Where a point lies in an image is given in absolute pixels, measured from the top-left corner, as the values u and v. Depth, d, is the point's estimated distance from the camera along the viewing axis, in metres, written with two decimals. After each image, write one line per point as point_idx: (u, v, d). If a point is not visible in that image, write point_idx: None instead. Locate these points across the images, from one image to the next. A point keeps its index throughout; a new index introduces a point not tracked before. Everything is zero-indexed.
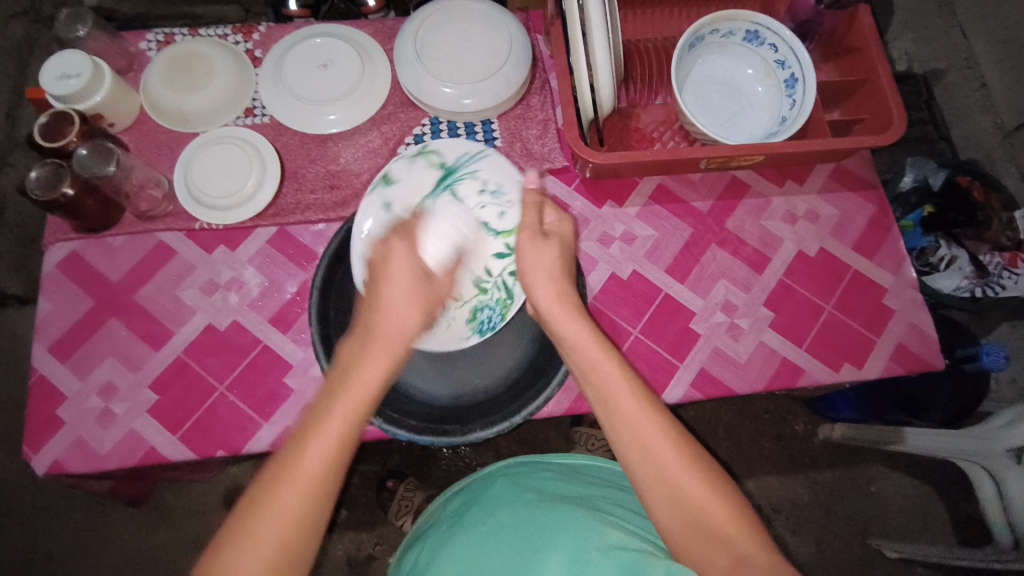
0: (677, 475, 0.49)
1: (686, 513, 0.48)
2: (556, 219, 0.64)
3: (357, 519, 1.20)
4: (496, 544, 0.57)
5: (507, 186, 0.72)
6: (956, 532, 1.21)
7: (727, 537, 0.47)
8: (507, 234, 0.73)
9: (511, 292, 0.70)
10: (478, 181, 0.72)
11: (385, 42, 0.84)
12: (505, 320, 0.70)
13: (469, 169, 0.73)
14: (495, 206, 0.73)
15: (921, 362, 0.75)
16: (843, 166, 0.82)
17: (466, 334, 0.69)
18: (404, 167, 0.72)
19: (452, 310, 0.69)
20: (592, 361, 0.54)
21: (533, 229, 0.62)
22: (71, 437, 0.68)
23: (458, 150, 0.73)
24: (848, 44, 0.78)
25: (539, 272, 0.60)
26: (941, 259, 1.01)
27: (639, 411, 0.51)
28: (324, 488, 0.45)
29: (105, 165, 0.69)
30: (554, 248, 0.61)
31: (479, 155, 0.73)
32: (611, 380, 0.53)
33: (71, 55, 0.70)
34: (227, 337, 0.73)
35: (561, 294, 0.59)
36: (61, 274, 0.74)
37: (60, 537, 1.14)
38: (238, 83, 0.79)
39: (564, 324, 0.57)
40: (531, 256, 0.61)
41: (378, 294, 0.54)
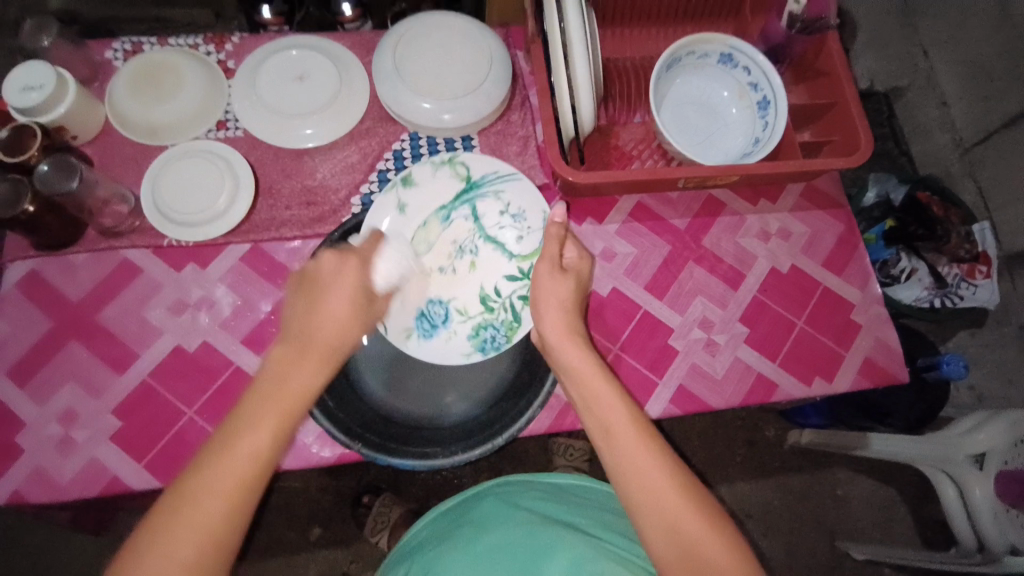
0: (672, 506, 0.49)
1: (680, 542, 0.48)
2: (576, 256, 0.66)
3: (333, 537, 1.17)
4: (487, 567, 0.57)
5: (528, 211, 0.73)
6: (920, 534, 1.26)
7: (719, 567, 0.47)
8: (523, 258, 0.73)
9: (517, 316, 0.70)
10: (500, 202, 0.74)
11: (363, 55, 0.83)
12: (509, 343, 0.69)
13: (493, 188, 0.74)
14: (514, 230, 0.74)
15: (886, 375, 0.77)
16: (813, 185, 0.85)
17: (466, 350, 0.69)
18: (427, 172, 0.73)
19: (455, 323, 0.71)
20: (594, 392, 0.55)
21: (552, 259, 0.64)
22: (28, 466, 0.65)
23: (485, 167, 0.74)
24: (816, 68, 0.81)
25: (551, 300, 0.61)
26: (901, 271, 1.05)
27: (637, 446, 0.52)
28: (240, 510, 0.44)
29: (67, 180, 0.66)
30: (570, 281, 0.63)
31: (508, 177, 0.74)
32: (612, 412, 0.54)
33: (37, 66, 0.68)
34: (197, 359, 0.71)
35: (569, 326, 0.60)
36: (18, 294, 0.71)
37: (13, 566, 1.08)
38: (209, 96, 0.76)
39: (570, 355, 0.58)
40: (546, 284, 0.62)
41: (319, 300, 0.53)
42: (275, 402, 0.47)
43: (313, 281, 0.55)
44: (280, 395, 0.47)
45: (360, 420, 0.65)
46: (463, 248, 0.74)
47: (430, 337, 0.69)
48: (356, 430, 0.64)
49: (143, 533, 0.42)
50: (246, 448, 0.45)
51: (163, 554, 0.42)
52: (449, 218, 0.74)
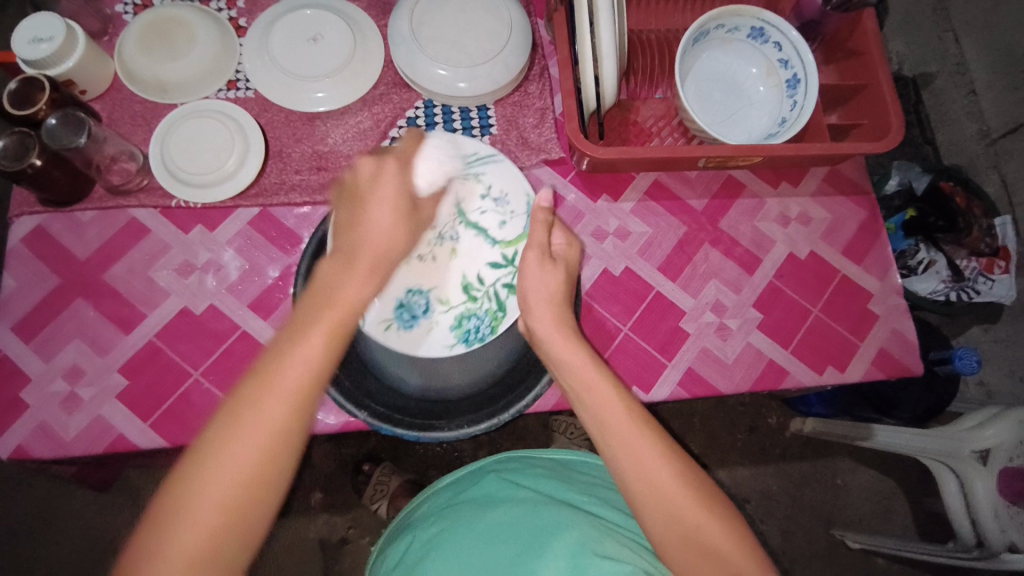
0: (673, 494, 0.48)
1: (682, 531, 0.48)
2: (564, 244, 0.64)
3: (333, 503, 1.19)
4: (490, 546, 0.56)
5: (510, 194, 0.71)
6: (917, 528, 1.26)
7: (722, 555, 0.47)
8: (506, 244, 0.71)
9: (500, 304, 0.69)
10: (480, 185, 0.71)
11: (379, 17, 0.80)
12: (494, 333, 0.68)
13: (473, 171, 0.71)
14: (496, 214, 0.71)
15: (900, 367, 0.76)
16: (837, 170, 0.82)
17: (449, 341, 0.67)
18: None
19: (436, 314, 0.68)
20: (586, 381, 0.54)
21: (540, 247, 0.62)
22: (35, 421, 0.65)
23: (462, 148, 0.71)
24: (849, 47, 0.77)
25: (540, 294, 0.59)
26: (919, 262, 1.02)
27: (632, 432, 0.50)
28: (301, 411, 0.44)
29: (75, 135, 0.65)
30: (561, 272, 0.61)
31: (489, 158, 0.71)
32: (605, 400, 0.52)
33: (42, 16, 0.65)
34: (204, 322, 0.70)
35: (557, 319, 0.58)
36: (26, 250, 0.70)
37: (22, 517, 1.11)
38: (221, 53, 0.74)
39: (561, 349, 0.56)
40: (534, 277, 0.60)
41: (379, 201, 0.55)
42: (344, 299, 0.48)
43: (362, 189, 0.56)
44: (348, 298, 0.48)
45: (365, 388, 0.65)
46: (443, 235, 0.71)
47: (410, 327, 0.66)
48: (362, 399, 0.63)
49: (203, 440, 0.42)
50: (312, 348, 0.45)
51: (225, 459, 0.41)
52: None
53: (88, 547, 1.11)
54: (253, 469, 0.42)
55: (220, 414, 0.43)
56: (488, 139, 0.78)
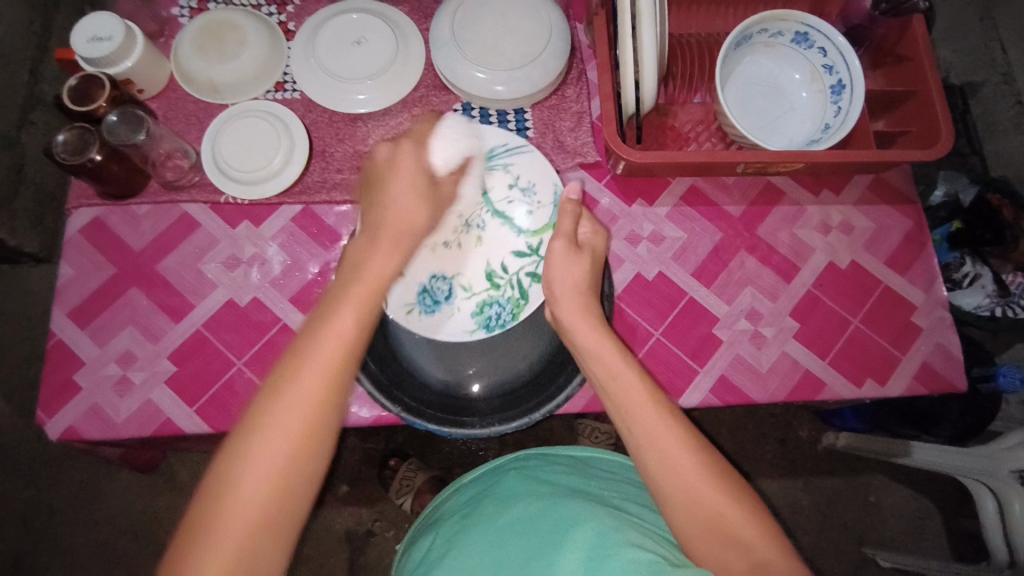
0: (697, 483, 0.48)
1: (705, 521, 0.48)
2: (589, 232, 0.65)
3: (360, 496, 1.21)
4: (512, 540, 0.57)
5: (538, 184, 0.73)
6: (952, 549, 1.22)
7: (745, 542, 0.47)
8: (532, 233, 0.72)
9: (524, 292, 0.70)
10: (509, 175, 0.73)
11: (420, 21, 0.82)
12: (515, 320, 0.69)
13: (502, 161, 0.73)
14: (523, 203, 0.73)
15: (944, 383, 0.74)
16: (881, 178, 0.80)
17: (470, 327, 0.68)
18: None
19: (458, 300, 0.69)
20: (611, 369, 0.54)
21: (567, 237, 0.64)
22: (89, 403, 0.69)
23: (495, 139, 0.73)
24: (898, 53, 0.76)
25: (566, 281, 0.60)
26: (964, 276, 0.99)
27: (656, 419, 0.51)
28: (337, 379, 0.45)
29: (134, 133, 0.68)
30: (585, 259, 0.62)
31: (517, 149, 0.73)
32: (629, 389, 0.53)
33: (105, 17, 0.69)
34: (247, 314, 0.73)
35: (583, 307, 0.59)
36: (84, 240, 0.74)
37: (67, 494, 1.16)
38: (270, 55, 0.76)
39: (584, 335, 0.57)
40: (561, 266, 0.61)
41: (381, 196, 0.56)
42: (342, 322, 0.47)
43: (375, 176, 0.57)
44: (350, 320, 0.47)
45: (398, 381, 0.67)
46: (469, 223, 0.72)
47: (431, 312, 0.68)
48: (394, 393, 0.65)
49: (212, 474, 0.43)
50: (310, 378, 0.44)
51: (281, 407, 0.43)
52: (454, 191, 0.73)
53: (127, 526, 1.16)
54: (295, 437, 0.43)
55: (266, 386, 0.45)
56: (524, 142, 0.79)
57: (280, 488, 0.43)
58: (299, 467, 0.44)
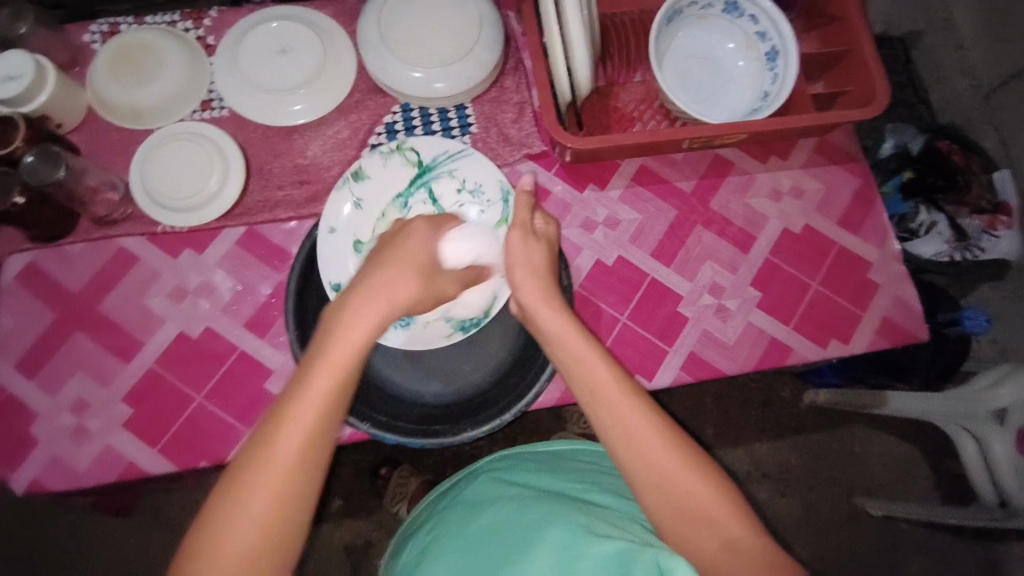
0: (663, 465, 0.48)
1: (672, 500, 0.47)
2: (543, 221, 0.63)
3: (353, 509, 1.19)
4: (482, 547, 0.56)
5: (486, 184, 0.71)
6: (938, 489, 1.25)
7: (716, 521, 0.46)
8: (485, 231, 0.70)
9: (491, 287, 0.68)
10: (455, 180, 0.71)
11: (348, 24, 0.79)
12: (488, 316, 0.68)
13: (446, 169, 0.71)
14: (473, 204, 0.71)
15: (906, 334, 0.75)
16: (826, 138, 0.80)
17: (447, 331, 0.67)
18: (377, 164, 0.71)
19: (432, 307, 0.68)
20: (577, 357, 0.53)
21: (522, 225, 0.61)
22: (45, 456, 0.66)
23: (435, 149, 0.72)
24: (828, 13, 0.75)
25: (526, 268, 0.59)
26: (920, 225, 0.99)
27: (621, 404, 0.50)
28: (307, 455, 0.43)
29: (54, 170, 0.64)
30: (543, 247, 0.61)
31: (459, 154, 0.71)
32: (597, 375, 0.52)
33: (12, 55, 0.65)
34: (201, 344, 0.70)
35: (546, 292, 0.58)
36: (20, 288, 0.71)
37: (47, 550, 1.13)
38: (192, 73, 0.73)
39: (550, 323, 0.56)
40: (519, 254, 0.60)
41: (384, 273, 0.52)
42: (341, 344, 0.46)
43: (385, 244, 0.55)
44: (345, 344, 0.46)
45: (365, 397, 0.65)
46: None
47: (407, 326, 0.67)
48: (363, 410, 0.63)
49: (214, 495, 0.43)
50: (310, 401, 0.44)
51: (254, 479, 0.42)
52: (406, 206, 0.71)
53: (115, 571, 1.13)
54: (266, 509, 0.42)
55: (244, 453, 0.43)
56: (468, 138, 0.77)
57: (280, 506, 0.42)
58: (298, 487, 0.43)
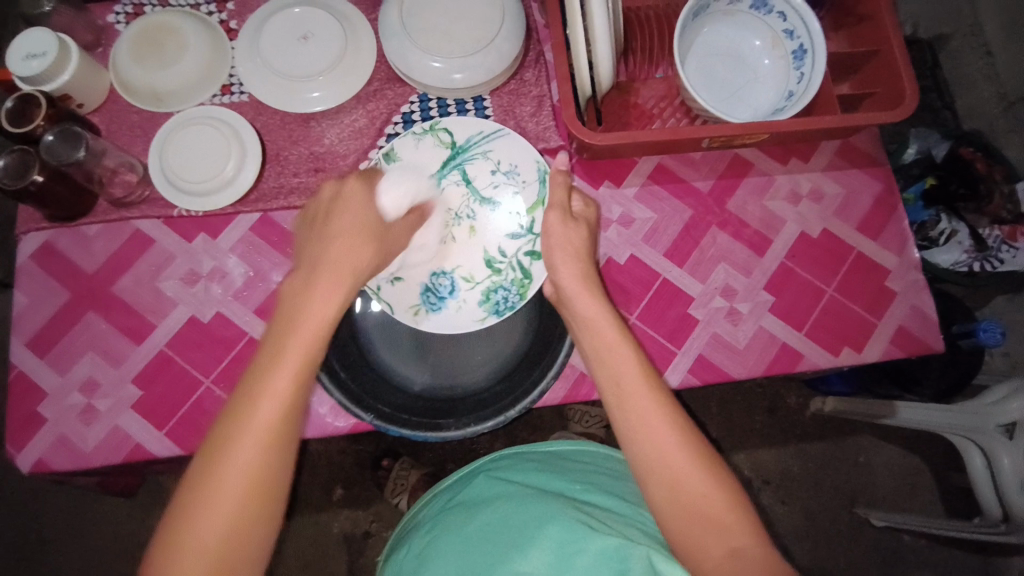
0: (678, 467, 0.48)
1: (682, 501, 0.47)
2: (581, 204, 0.64)
3: (355, 497, 1.20)
4: (479, 546, 0.56)
5: (521, 165, 0.70)
6: (943, 503, 1.24)
7: (725, 524, 0.46)
8: (521, 214, 0.70)
9: (526, 272, 0.68)
10: (490, 161, 0.71)
11: (368, 10, 0.79)
12: (523, 300, 0.68)
13: (481, 149, 0.70)
14: (508, 187, 0.71)
15: (920, 345, 0.74)
16: (849, 142, 0.79)
17: (480, 315, 0.68)
18: (410, 144, 0.69)
19: (463, 292, 0.68)
20: (606, 345, 0.53)
21: (561, 208, 0.62)
22: (54, 435, 0.67)
23: (469, 129, 0.71)
24: (858, 13, 0.73)
25: (563, 252, 0.60)
26: (940, 234, 0.97)
27: (647, 395, 0.50)
28: (281, 439, 0.44)
29: (74, 149, 0.65)
30: (582, 230, 0.62)
31: (496, 134, 0.70)
32: (623, 363, 0.52)
33: (35, 33, 0.66)
34: (211, 329, 0.71)
35: (582, 278, 0.58)
36: (35, 266, 0.71)
37: (55, 523, 1.15)
38: (213, 57, 0.73)
39: (586, 311, 0.56)
40: (557, 237, 0.60)
41: (340, 249, 0.52)
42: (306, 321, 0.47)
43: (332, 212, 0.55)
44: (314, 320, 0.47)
45: (370, 389, 0.65)
46: (459, 215, 0.70)
47: (438, 310, 0.68)
48: (367, 401, 0.64)
49: (183, 486, 0.43)
50: (277, 380, 0.44)
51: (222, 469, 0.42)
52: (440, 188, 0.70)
53: (120, 547, 1.15)
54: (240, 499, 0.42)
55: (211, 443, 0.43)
56: None
57: (255, 486, 0.43)
58: (272, 465, 0.43)
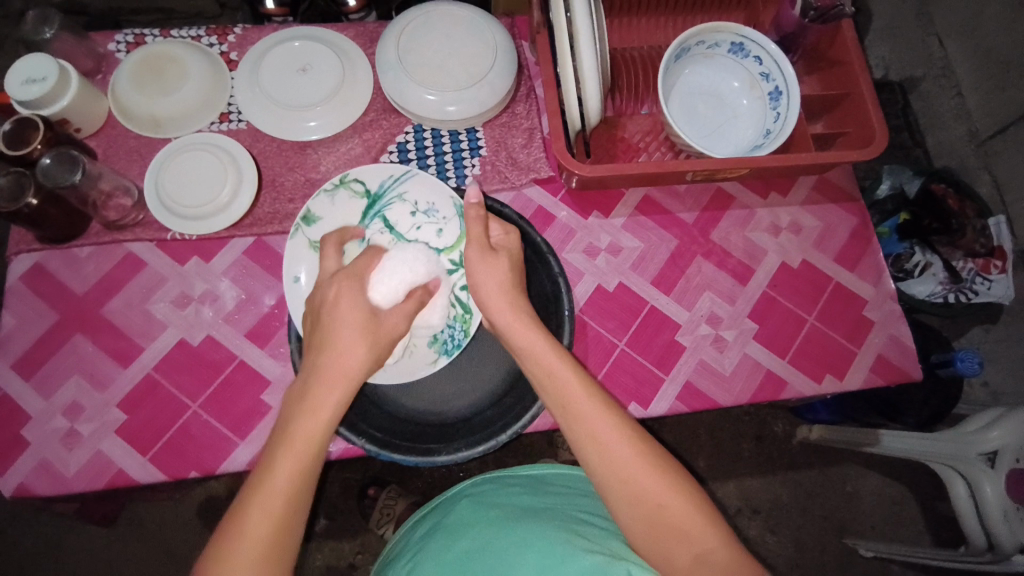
0: (637, 478, 0.48)
1: (647, 512, 0.47)
2: (501, 232, 0.64)
3: (339, 529, 1.18)
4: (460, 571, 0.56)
5: (439, 203, 0.71)
6: (930, 533, 1.24)
7: (686, 532, 0.47)
8: (449, 249, 0.71)
9: (466, 307, 0.69)
10: (407, 203, 0.71)
11: (366, 45, 0.82)
12: (468, 335, 0.68)
13: (396, 192, 0.71)
14: (431, 225, 0.71)
15: (900, 373, 0.76)
16: (826, 177, 0.83)
17: (432, 357, 0.67)
18: (325, 203, 0.70)
19: (411, 337, 0.68)
20: (546, 365, 0.54)
21: (480, 241, 0.62)
22: (35, 459, 0.65)
23: (379, 175, 0.72)
24: (831, 57, 0.78)
25: (490, 286, 0.59)
26: (915, 265, 1.01)
27: (594, 411, 0.51)
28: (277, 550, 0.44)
29: (70, 175, 0.65)
30: (504, 261, 0.61)
31: (404, 176, 0.72)
32: (565, 383, 0.53)
33: (36, 58, 0.67)
34: (201, 353, 0.71)
35: (515, 309, 0.58)
36: (24, 288, 0.71)
37: (23, 558, 1.10)
38: (214, 87, 0.75)
39: (517, 334, 0.57)
40: (481, 272, 0.60)
41: (334, 356, 0.53)
42: (293, 449, 0.47)
43: (319, 319, 0.56)
44: (303, 449, 0.47)
45: (359, 410, 0.65)
46: None
47: (392, 358, 0.66)
48: (361, 425, 0.64)
49: None
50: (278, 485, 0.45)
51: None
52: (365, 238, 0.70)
53: None
54: None
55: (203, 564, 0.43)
56: (477, 161, 0.79)
57: None
58: None
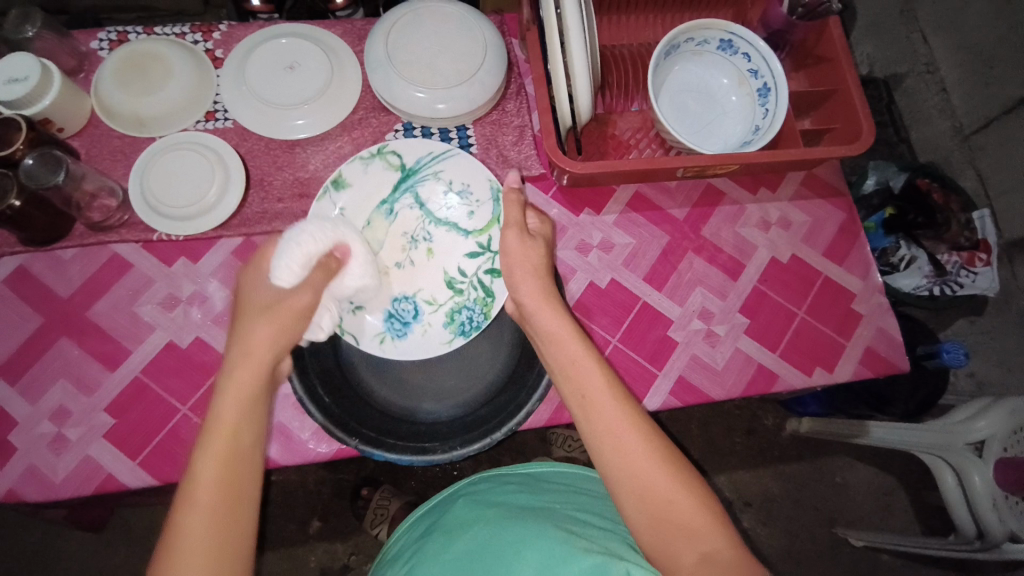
0: (650, 478, 0.48)
1: (653, 511, 0.47)
2: (538, 221, 0.66)
3: (332, 531, 1.17)
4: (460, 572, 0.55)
5: (474, 185, 0.72)
6: (918, 522, 1.26)
7: (695, 531, 0.47)
8: (478, 232, 0.72)
9: (488, 290, 0.70)
10: (442, 182, 0.72)
11: (355, 43, 0.81)
12: (488, 318, 0.69)
13: (431, 170, 0.72)
14: (463, 207, 0.72)
15: (888, 365, 0.77)
16: (813, 173, 0.84)
17: (447, 338, 0.69)
18: (358, 169, 0.71)
19: (427, 315, 0.70)
20: (570, 354, 0.54)
21: (517, 225, 0.64)
22: (22, 465, 0.64)
23: (417, 151, 0.72)
24: (818, 54, 0.79)
25: (525, 268, 0.61)
26: (901, 259, 1.02)
27: (613, 406, 0.51)
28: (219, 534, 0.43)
29: (53, 174, 0.64)
30: (541, 246, 0.63)
31: (443, 155, 0.72)
32: (588, 376, 0.53)
33: (17, 57, 0.65)
34: (189, 355, 0.70)
35: (546, 292, 0.59)
36: (7, 291, 0.70)
37: (10, 567, 1.08)
38: (200, 85, 0.74)
39: (546, 319, 0.57)
40: (516, 253, 0.62)
41: (240, 343, 0.50)
42: (219, 430, 0.46)
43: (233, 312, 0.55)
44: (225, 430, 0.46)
45: (354, 411, 0.64)
46: (416, 238, 0.72)
47: (405, 335, 0.68)
48: (354, 425, 0.62)
49: None
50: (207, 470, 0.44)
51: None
52: (393, 211, 0.72)
53: None
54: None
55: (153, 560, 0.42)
56: None
57: None
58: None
